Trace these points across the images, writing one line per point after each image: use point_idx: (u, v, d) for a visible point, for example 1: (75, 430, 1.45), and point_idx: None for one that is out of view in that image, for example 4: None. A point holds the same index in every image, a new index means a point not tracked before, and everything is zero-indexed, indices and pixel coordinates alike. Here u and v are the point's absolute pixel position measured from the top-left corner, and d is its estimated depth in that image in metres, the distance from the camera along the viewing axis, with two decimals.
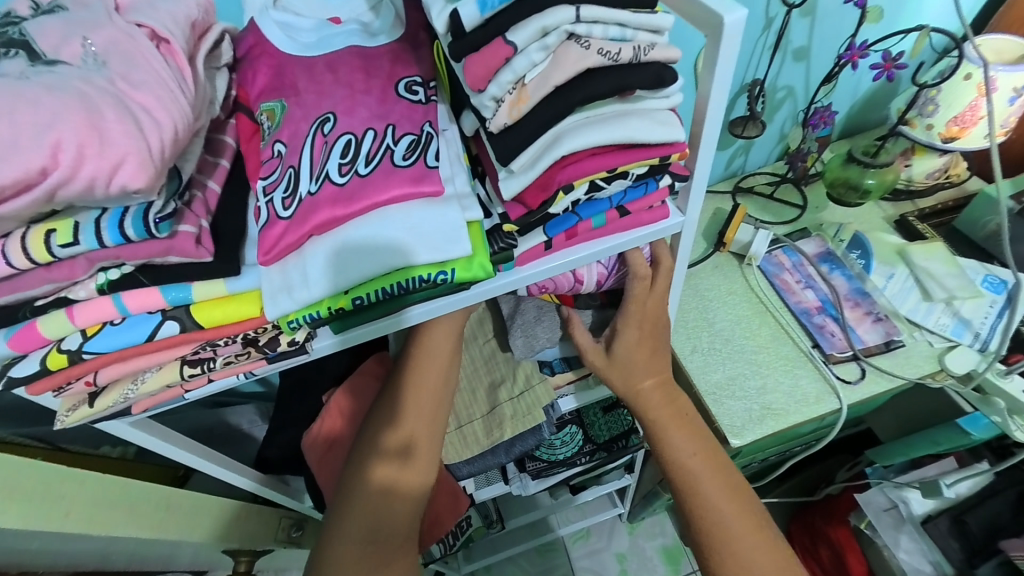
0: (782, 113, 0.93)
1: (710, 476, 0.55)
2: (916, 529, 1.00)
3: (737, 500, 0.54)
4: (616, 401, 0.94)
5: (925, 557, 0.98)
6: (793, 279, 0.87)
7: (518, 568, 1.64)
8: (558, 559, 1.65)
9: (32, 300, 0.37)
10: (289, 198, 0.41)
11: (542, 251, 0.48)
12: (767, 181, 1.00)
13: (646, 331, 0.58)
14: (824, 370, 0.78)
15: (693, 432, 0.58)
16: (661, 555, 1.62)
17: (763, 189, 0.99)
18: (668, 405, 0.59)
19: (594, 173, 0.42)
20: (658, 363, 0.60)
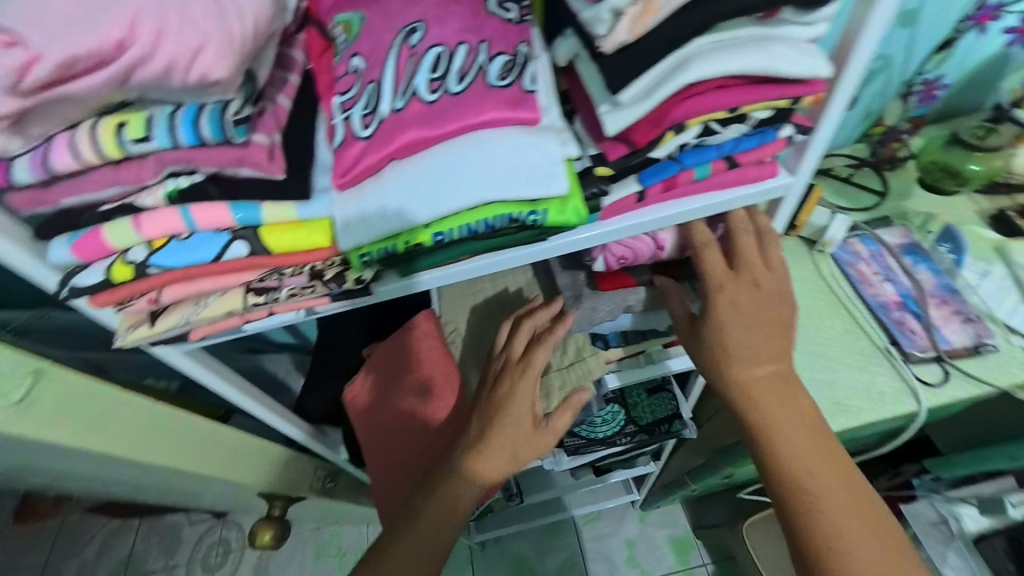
0: (875, 87, 0.84)
1: (830, 490, 0.48)
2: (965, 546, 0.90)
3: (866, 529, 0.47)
4: (661, 384, 0.90)
5: None
6: (870, 270, 0.80)
7: (527, 544, 1.64)
8: (567, 539, 1.64)
9: (97, 204, 0.34)
10: (369, 116, 0.37)
11: (634, 203, 0.43)
12: (844, 164, 0.91)
13: (767, 324, 0.50)
14: (904, 369, 0.71)
15: (813, 438, 0.50)
16: (670, 545, 1.60)
17: (840, 172, 0.90)
18: (785, 401, 0.50)
19: (712, 112, 0.36)
20: (777, 350, 0.51)
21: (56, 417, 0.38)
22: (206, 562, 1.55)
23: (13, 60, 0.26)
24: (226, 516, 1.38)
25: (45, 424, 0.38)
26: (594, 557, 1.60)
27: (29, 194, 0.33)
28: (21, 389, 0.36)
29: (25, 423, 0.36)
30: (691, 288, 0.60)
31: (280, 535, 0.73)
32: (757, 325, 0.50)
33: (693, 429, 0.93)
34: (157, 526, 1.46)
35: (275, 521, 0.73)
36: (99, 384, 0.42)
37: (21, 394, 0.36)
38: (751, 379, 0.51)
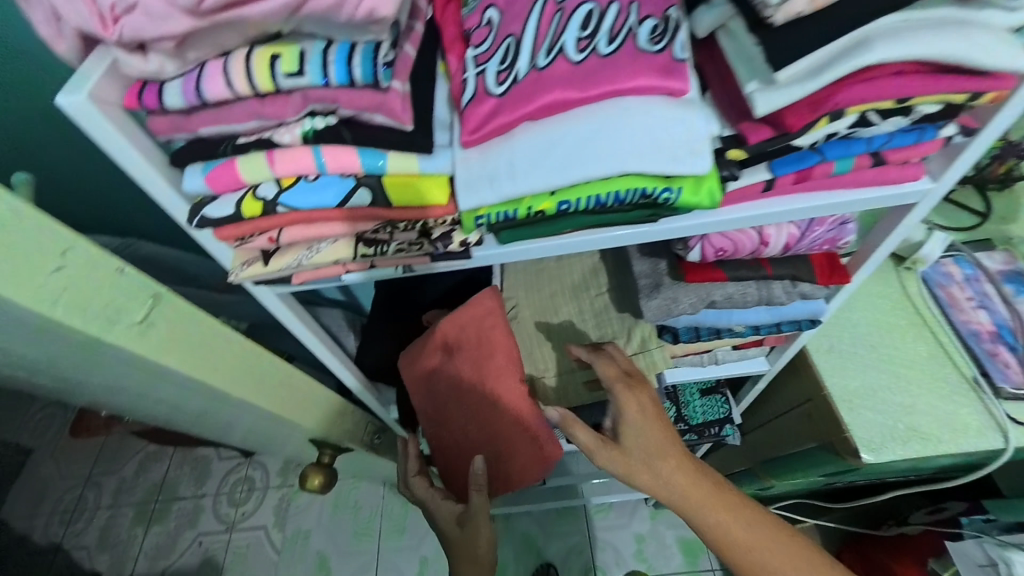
0: None
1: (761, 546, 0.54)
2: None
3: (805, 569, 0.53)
4: (715, 386, 0.87)
5: None
6: (963, 294, 0.75)
7: (536, 525, 1.63)
8: (575, 527, 1.63)
9: (234, 136, 0.34)
10: (504, 73, 0.35)
11: (758, 192, 0.41)
12: None
13: (652, 419, 0.56)
14: (992, 404, 0.67)
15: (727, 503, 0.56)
16: (679, 546, 1.56)
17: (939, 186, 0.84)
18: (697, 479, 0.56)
19: (879, 101, 0.33)
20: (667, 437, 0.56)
21: (169, 341, 0.40)
22: (232, 497, 1.43)
23: None
24: (255, 457, 1.43)
25: (160, 346, 0.39)
26: (600, 546, 1.59)
27: (171, 120, 0.33)
28: (143, 310, 0.37)
29: (145, 343, 0.38)
30: (784, 290, 0.57)
31: (328, 482, 0.75)
32: (630, 397, 0.57)
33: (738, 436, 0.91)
34: (188, 456, 1.49)
35: (324, 468, 0.74)
36: (205, 317, 0.43)
37: (143, 314, 0.37)
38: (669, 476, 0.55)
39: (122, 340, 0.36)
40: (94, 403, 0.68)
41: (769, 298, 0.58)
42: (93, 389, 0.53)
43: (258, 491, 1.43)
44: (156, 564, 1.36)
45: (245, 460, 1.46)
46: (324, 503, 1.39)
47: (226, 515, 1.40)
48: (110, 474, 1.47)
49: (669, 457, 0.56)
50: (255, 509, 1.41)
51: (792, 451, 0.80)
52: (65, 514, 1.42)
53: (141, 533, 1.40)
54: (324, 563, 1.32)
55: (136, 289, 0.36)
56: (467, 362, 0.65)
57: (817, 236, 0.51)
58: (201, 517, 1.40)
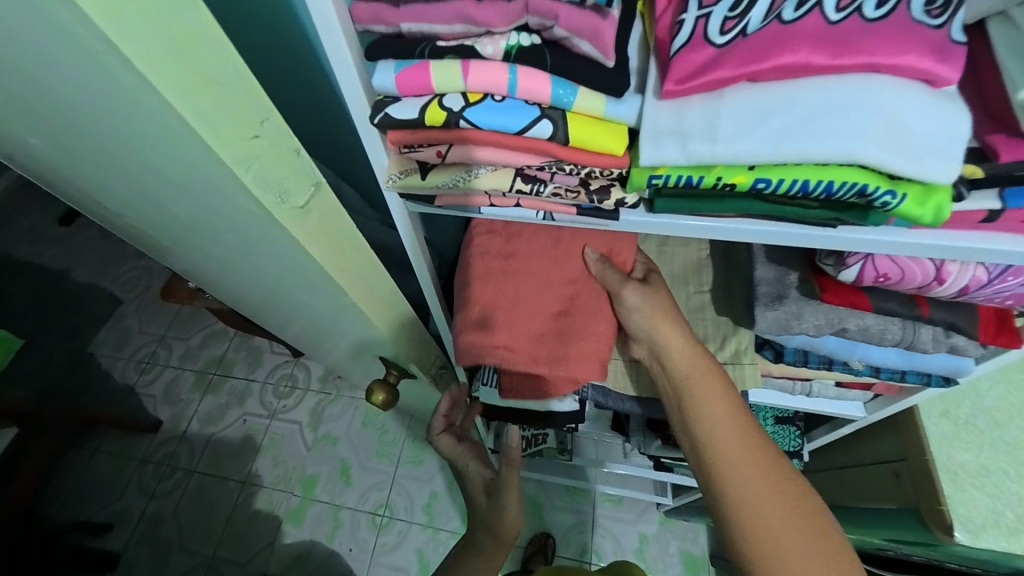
0: None
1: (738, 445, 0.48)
2: None
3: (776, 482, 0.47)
4: (791, 417, 0.80)
5: None
6: None
7: (546, 493, 1.56)
8: (583, 506, 1.55)
9: (433, 39, 0.33)
10: (734, 20, 0.31)
11: (973, 220, 0.35)
12: None
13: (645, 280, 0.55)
14: None
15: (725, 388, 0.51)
16: (682, 558, 1.47)
17: None
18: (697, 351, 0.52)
19: None
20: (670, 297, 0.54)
21: (316, 229, 0.42)
22: (277, 390, 1.54)
23: None
24: (301, 358, 1.54)
25: (308, 231, 0.41)
26: (602, 532, 1.51)
27: (377, 8, 0.32)
28: (305, 197, 0.39)
29: (299, 226, 0.40)
30: (930, 338, 0.51)
31: (390, 402, 0.77)
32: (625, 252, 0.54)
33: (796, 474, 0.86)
34: (244, 345, 1.61)
35: (389, 388, 0.77)
36: (345, 215, 0.44)
37: (304, 201, 0.39)
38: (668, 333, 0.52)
39: (284, 218, 0.38)
40: (199, 272, 0.73)
41: (912, 342, 0.51)
42: (217, 261, 0.56)
43: (300, 390, 1.53)
44: (205, 428, 1.51)
45: (292, 360, 1.58)
46: (356, 415, 1.48)
47: (269, 404, 1.52)
48: (179, 340, 1.62)
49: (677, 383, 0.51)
50: (295, 405, 1.52)
51: (865, 507, 0.75)
52: (136, 364, 1.58)
53: (197, 398, 1.54)
54: (346, 470, 1.42)
55: (304, 173, 0.38)
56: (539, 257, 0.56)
57: (1010, 286, 0.44)
58: (248, 400, 1.53)
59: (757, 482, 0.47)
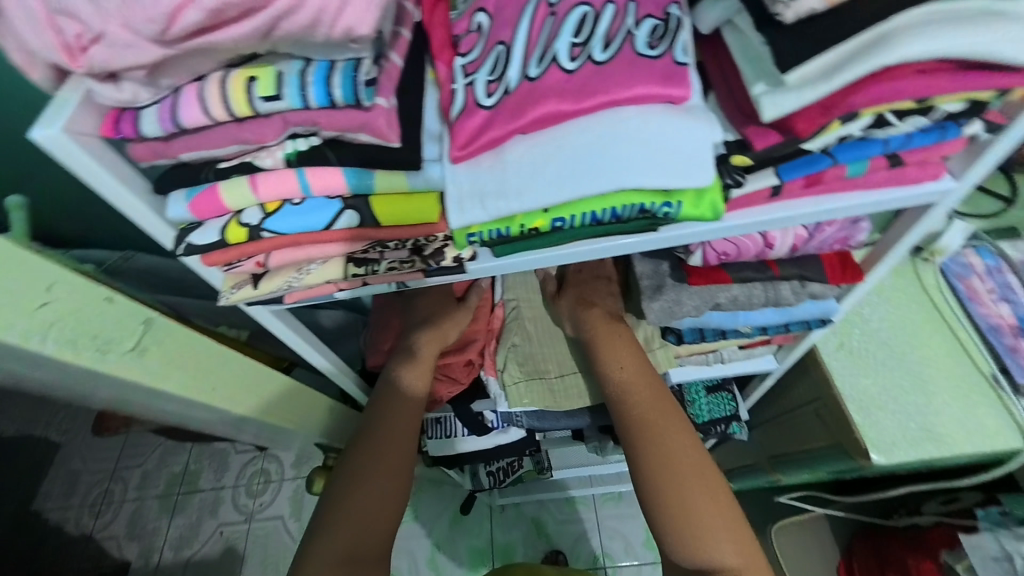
0: None
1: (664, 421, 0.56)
2: None
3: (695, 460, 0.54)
4: (721, 383, 0.84)
5: None
6: (983, 286, 0.73)
7: (546, 511, 1.53)
8: (584, 514, 1.53)
9: (216, 161, 0.33)
10: (495, 83, 0.34)
11: (765, 197, 0.38)
12: None
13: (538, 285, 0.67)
14: (1012, 403, 0.64)
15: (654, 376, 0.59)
16: None
17: None
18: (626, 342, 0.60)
19: (898, 101, 0.32)
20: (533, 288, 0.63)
21: (165, 362, 0.40)
22: (251, 489, 1.43)
23: (161, 4, 0.24)
24: (269, 451, 1.43)
25: (157, 367, 0.40)
26: (608, 534, 1.49)
27: (150, 146, 0.32)
28: (134, 337, 0.37)
29: (143, 365, 0.39)
30: (792, 291, 0.55)
31: None
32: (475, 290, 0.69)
33: (745, 431, 0.90)
34: None
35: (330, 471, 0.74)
36: (200, 339, 0.43)
37: (135, 342, 0.37)
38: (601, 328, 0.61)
39: (114, 368, 0.37)
40: None
41: (777, 299, 0.55)
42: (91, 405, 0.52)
43: (275, 482, 1.44)
44: (179, 554, 1.36)
45: (259, 454, 1.44)
46: None
47: (245, 506, 1.43)
48: None
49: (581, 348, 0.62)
50: (272, 499, 1.44)
51: (802, 451, 0.79)
52: None
53: None
54: None
55: (126, 316, 0.36)
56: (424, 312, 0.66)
57: (827, 234, 0.48)
58: (221, 509, 1.40)
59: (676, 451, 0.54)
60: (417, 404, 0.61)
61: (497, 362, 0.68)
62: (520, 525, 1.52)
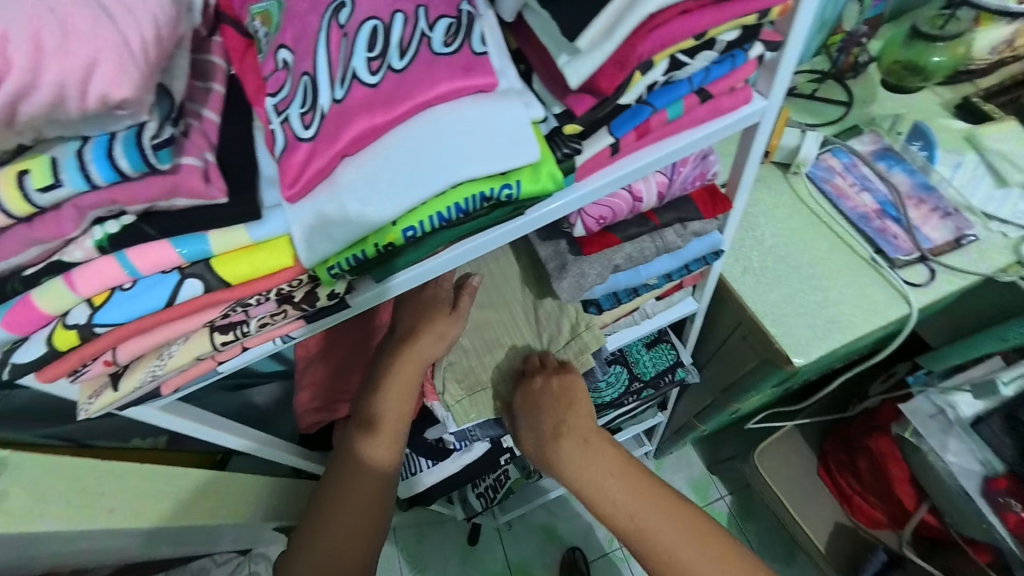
0: None
1: (677, 535, 0.54)
2: (967, 433, 0.82)
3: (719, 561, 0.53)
4: (658, 336, 0.88)
5: (975, 457, 0.82)
6: (847, 182, 0.81)
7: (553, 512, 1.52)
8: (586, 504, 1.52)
9: (21, 269, 0.30)
10: (308, 114, 0.33)
11: (609, 156, 0.40)
12: (808, 80, 0.92)
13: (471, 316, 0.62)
14: (891, 275, 0.73)
15: (653, 485, 0.57)
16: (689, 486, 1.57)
17: (805, 89, 0.91)
18: (608, 460, 0.58)
19: (681, 41, 0.34)
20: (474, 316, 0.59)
21: None
22: None
23: None
24: (253, 551, 1.30)
25: None
26: None
27: None
28: None
29: None
30: (677, 233, 0.58)
31: None
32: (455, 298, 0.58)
33: (695, 373, 0.94)
34: None
35: None
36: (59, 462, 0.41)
37: None
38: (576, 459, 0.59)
39: None
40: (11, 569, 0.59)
41: (666, 245, 0.58)
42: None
43: None
44: None
45: (246, 556, 1.30)
46: None
47: None
48: None
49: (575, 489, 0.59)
50: None
51: (743, 375, 0.84)
52: None
53: None
54: None
55: None
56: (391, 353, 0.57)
57: (685, 174, 0.52)
58: None
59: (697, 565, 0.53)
60: (380, 475, 0.57)
61: (436, 386, 0.66)
62: (530, 536, 1.49)
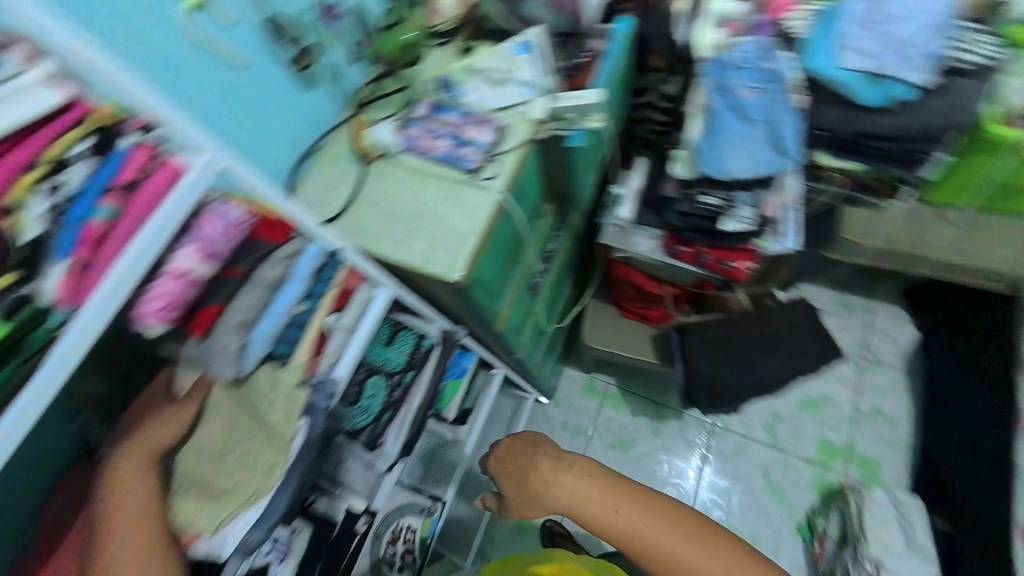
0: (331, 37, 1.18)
1: (644, 528, 1.02)
2: (636, 226, 1.51)
3: (664, 526, 1.02)
4: (395, 329, 1.05)
5: (648, 237, 1.49)
6: (427, 141, 1.06)
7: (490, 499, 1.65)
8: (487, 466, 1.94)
9: None
10: None
11: (82, 269, 0.57)
12: (370, 89, 1.24)
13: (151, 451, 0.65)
14: (478, 182, 0.97)
15: (601, 481, 1.08)
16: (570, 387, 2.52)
17: (370, 95, 1.23)
18: (574, 470, 1.10)
19: (26, 170, 0.55)
20: (159, 433, 0.66)
21: None
22: None
23: None
24: None
25: None
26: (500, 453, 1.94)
27: None
28: None
29: None
30: (270, 269, 0.74)
31: None
32: (131, 450, 0.64)
33: (459, 330, 1.13)
34: None
35: None
36: None
37: None
38: (574, 496, 1.08)
39: None
40: None
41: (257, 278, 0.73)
42: None
43: None
44: None
45: None
46: None
47: None
48: None
49: (538, 499, 1.11)
50: None
51: (470, 309, 1.02)
52: None
53: None
54: None
55: None
56: (103, 531, 0.60)
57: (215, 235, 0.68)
58: None
59: (659, 537, 1.01)
60: None
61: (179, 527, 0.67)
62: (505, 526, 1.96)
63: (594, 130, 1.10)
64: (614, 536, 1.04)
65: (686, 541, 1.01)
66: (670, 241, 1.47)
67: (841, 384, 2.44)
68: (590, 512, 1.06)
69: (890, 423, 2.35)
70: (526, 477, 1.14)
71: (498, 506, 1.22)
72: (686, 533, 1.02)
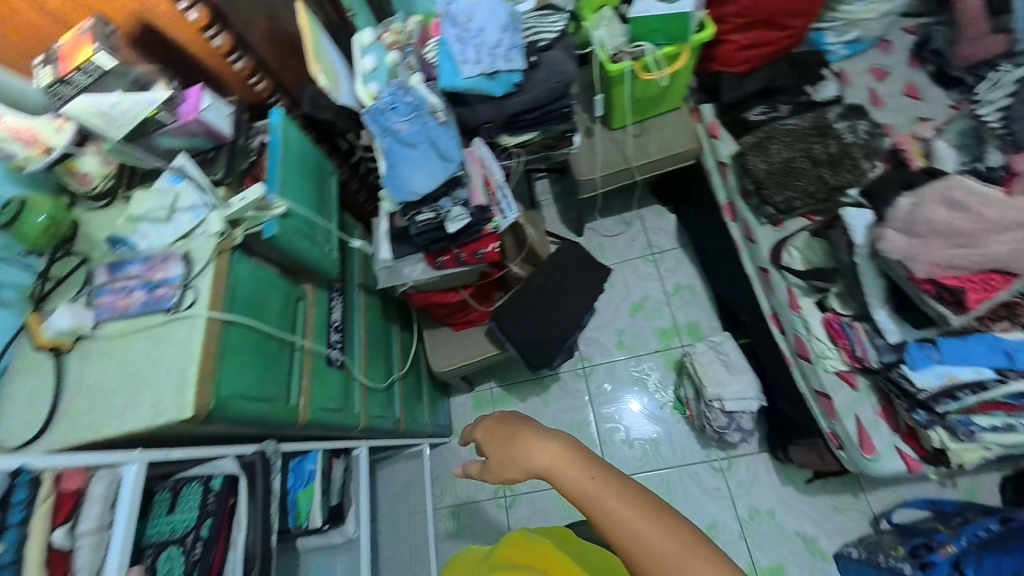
0: None
1: (630, 516, 0.81)
2: (397, 260, 1.69)
3: (658, 526, 0.79)
4: (175, 489, 1.03)
5: (410, 266, 1.69)
6: (120, 301, 1.03)
7: None
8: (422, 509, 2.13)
9: None
10: None
11: None
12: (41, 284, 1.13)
13: None
14: (180, 315, 0.98)
15: (596, 466, 0.89)
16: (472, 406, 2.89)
17: (47, 288, 1.12)
18: (558, 446, 0.94)
19: None
20: None
21: None
22: None
23: None
24: None
25: None
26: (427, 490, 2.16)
27: None
28: None
29: None
30: None
31: None
32: None
33: (263, 445, 1.13)
34: None
35: None
36: None
37: None
38: (542, 462, 0.94)
39: None
40: None
41: None
42: None
43: None
44: None
45: None
46: None
47: None
48: None
49: (518, 459, 0.98)
50: None
51: (239, 425, 1.03)
52: None
53: None
54: None
55: None
56: None
57: None
58: None
59: (648, 533, 0.79)
60: None
61: None
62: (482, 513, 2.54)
63: (282, 214, 1.21)
64: (595, 522, 0.84)
65: (681, 545, 0.77)
66: (430, 258, 1.67)
67: (650, 284, 3.04)
68: (562, 482, 0.91)
69: (688, 292, 2.99)
70: (510, 439, 1.02)
71: (478, 472, 1.09)
72: (685, 537, 0.78)
